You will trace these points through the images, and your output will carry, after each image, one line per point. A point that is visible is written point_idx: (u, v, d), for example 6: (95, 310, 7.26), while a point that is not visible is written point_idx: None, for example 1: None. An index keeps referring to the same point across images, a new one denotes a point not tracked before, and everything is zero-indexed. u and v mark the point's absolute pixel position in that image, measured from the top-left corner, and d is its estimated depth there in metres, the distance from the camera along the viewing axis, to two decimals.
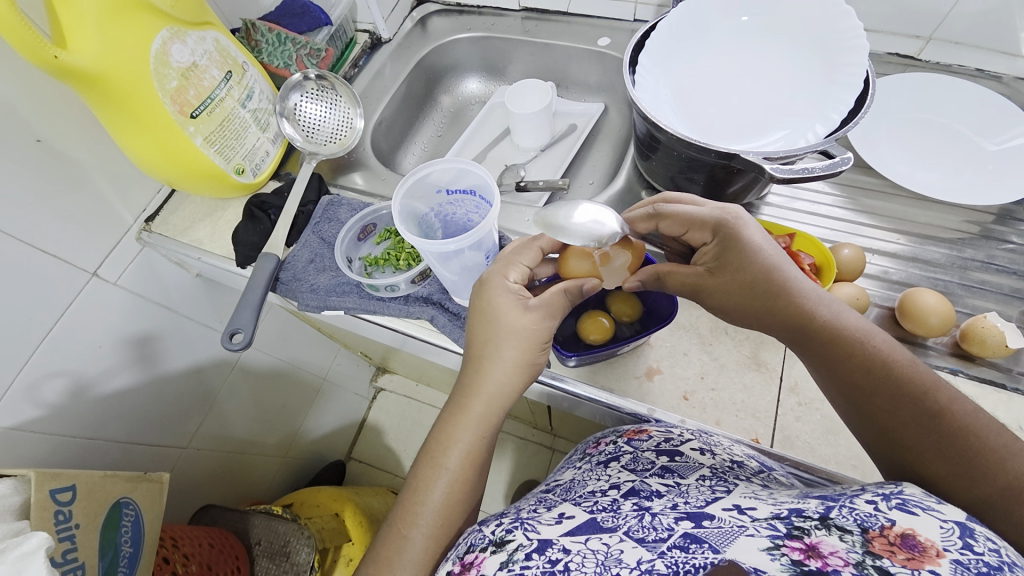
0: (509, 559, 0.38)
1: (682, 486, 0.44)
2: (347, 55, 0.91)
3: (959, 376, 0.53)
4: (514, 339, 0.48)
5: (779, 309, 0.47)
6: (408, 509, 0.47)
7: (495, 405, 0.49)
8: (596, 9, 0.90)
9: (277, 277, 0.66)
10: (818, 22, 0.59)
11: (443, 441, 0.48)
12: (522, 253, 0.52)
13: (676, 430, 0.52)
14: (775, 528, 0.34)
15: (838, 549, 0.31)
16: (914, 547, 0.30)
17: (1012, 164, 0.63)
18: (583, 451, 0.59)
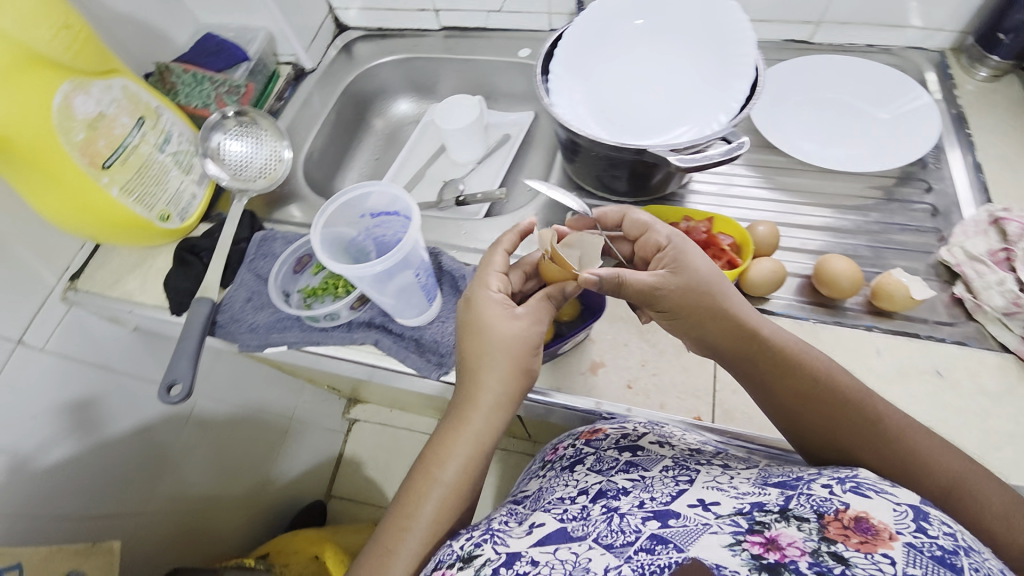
0: (476, 574, 0.38)
1: (647, 480, 0.46)
2: (271, 89, 0.90)
3: (874, 331, 0.57)
4: (508, 347, 0.50)
5: (716, 332, 0.49)
6: (399, 521, 0.47)
7: (495, 419, 0.50)
8: (513, 22, 0.93)
9: (214, 321, 0.64)
10: (707, 21, 0.63)
11: (440, 452, 0.49)
12: (491, 260, 0.54)
13: (630, 424, 0.53)
14: (737, 524, 0.36)
15: (796, 538, 0.32)
16: (868, 531, 0.31)
17: (901, 131, 0.68)
18: (544, 458, 0.60)
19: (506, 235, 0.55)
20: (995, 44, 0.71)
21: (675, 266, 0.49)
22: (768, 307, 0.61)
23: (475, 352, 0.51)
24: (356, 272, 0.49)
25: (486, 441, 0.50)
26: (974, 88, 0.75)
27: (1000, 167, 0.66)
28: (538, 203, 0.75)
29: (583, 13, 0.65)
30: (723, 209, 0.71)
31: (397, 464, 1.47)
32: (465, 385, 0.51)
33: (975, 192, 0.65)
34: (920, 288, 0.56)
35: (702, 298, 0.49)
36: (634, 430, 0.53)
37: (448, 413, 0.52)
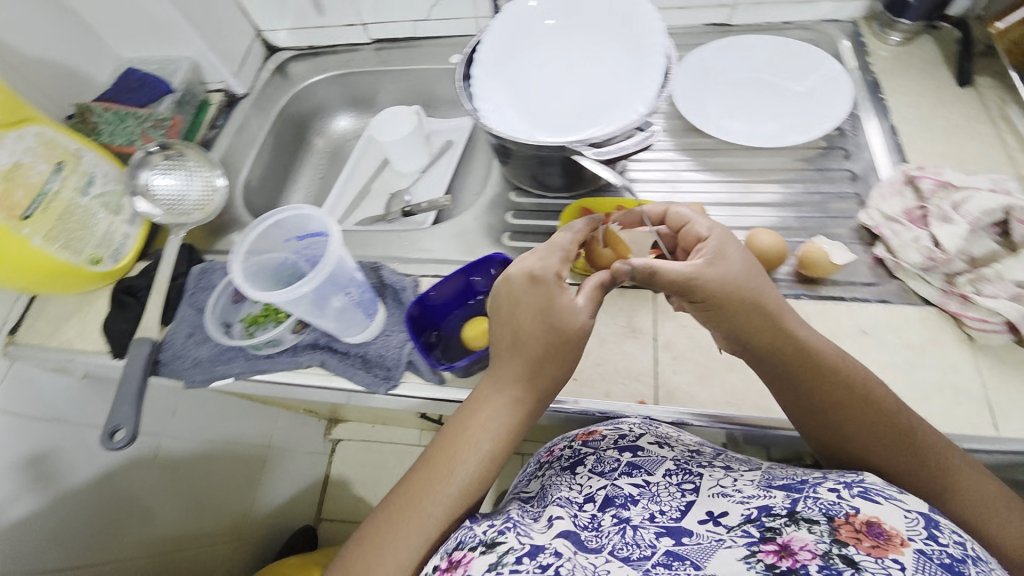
0: (498, 560, 0.39)
1: (652, 487, 0.48)
2: (202, 118, 0.88)
3: (802, 299, 0.59)
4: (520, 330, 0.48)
5: (750, 316, 0.48)
6: (406, 497, 0.46)
7: (506, 409, 0.48)
8: (441, 29, 0.93)
9: (157, 359, 0.64)
10: (615, 12, 0.64)
11: (454, 434, 0.48)
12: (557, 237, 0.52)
13: (626, 424, 0.54)
14: (750, 534, 0.40)
15: (807, 542, 0.37)
16: (880, 536, 0.36)
17: (818, 103, 0.71)
18: (538, 462, 0.59)
19: (577, 222, 0.53)
20: (902, 8, 0.72)
21: (715, 255, 0.49)
22: None
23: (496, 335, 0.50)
24: (280, 298, 0.49)
25: (504, 432, 0.48)
26: (887, 54, 0.76)
27: (915, 128, 0.68)
28: (477, 206, 0.76)
29: (495, 20, 0.66)
30: (676, 194, 0.72)
31: (384, 479, 1.46)
32: (511, 357, 0.49)
33: (892, 153, 0.67)
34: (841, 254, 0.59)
35: (738, 288, 0.48)
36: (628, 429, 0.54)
37: (490, 380, 0.49)
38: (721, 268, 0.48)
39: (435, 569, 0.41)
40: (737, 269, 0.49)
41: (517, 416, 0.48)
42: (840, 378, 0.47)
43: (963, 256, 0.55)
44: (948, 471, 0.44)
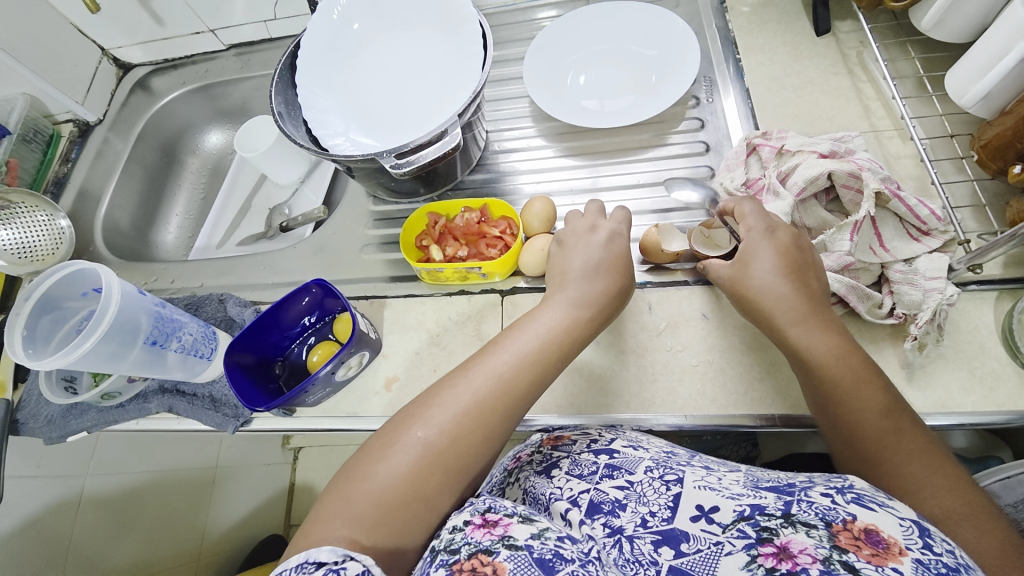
0: (539, 531, 0.34)
1: (637, 487, 0.40)
2: (53, 154, 0.84)
3: (646, 288, 0.59)
4: (606, 254, 0.51)
5: (789, 286, 0.46)
6: (446, 381, 0.43)
7: (563, 320, 0.47)
8: (298, 26, 0.88)
9: (15, 420, 0.62)
10: (424, 6, 0.62)
11: (512, 332, 0.47)
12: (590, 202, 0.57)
13: (593, 432, 0.49)
14: (746, 535, 0.34)
15: (807, 545, 0.32)
16: (879, 544, 0.31)
17: (668, 72, 0.68)
18: (505, 469, 0.51)
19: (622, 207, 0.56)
20: None
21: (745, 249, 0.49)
22: None
23: (558, 263, 0.52)
24: (57, 363, 0.46)
25: (563, 341, 0.46)
26: (748, 8, 0.72)
27: (767, 90, 0.66)
28: (334, 219, 0.73)
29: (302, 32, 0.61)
30: (543, 184, 0.69)
31: None
32: (585, 279, 0.49)
33: (744, 119, 0.65)
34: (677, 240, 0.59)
35: (795, 263, 0.47)
36: (602, 438, 0.48)
37: (559, 299, 0.49)
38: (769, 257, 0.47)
39: (466, 523, 0.36)
40: (795, 247, 0.48)
41: (568, 336, 0.46)
42: (842, 341, 0.44)
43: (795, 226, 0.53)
44: (936, 462, 0.38)
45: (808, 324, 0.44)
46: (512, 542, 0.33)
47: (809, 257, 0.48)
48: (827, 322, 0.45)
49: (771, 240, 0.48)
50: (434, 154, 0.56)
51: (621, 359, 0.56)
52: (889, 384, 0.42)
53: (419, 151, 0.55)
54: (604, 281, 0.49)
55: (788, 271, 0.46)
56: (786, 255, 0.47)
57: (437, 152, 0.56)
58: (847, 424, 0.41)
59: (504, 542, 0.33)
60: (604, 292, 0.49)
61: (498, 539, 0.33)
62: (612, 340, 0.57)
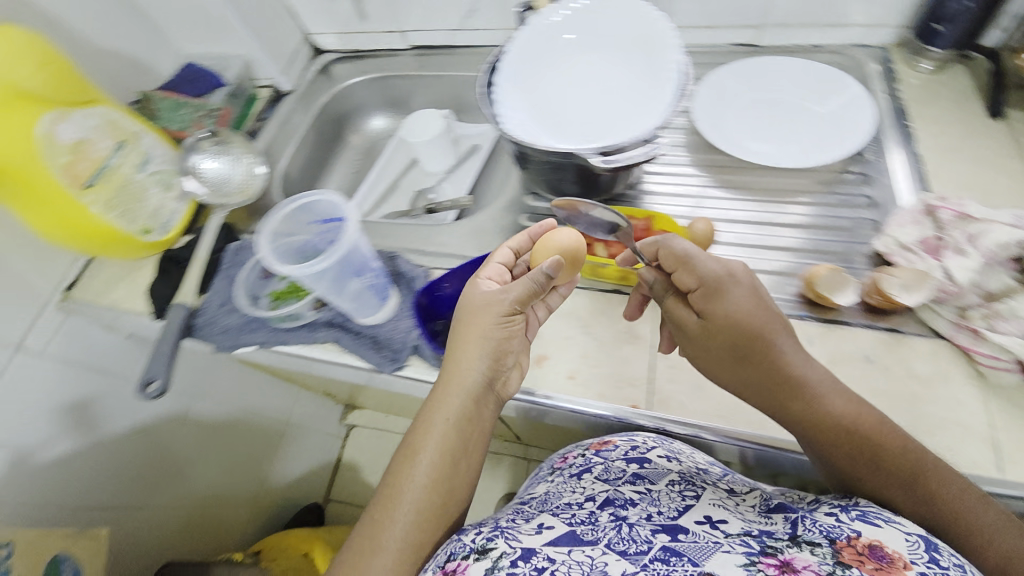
0: (494, 564, 0.44)
1: (654, 493, 0.54)
2: (250, 111, 0.96)
3: (805, 320, 0.59)
4: (489, 313, 0.55)
5: (724, 373, 0.52)
6: (389, 495, 0.52)
7: (468, 397, 0.54)
8: (476, 39, 0.97)
9: (191, 324, 0.69)
10: (634, 30, 0.67)
11: (423, 431, 0.53)
12: (495, 253, 0.62)
13: (639, 437, 0.62)
14: (748, 545, 0.44)
15: (811, 563, 0.40)
16: (882, 558, 0.39)
17: (841, 125, 0.71)
18: (552, 466, 0.67)
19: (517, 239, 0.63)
20: (932, 36, 0.73)
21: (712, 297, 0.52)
22: None
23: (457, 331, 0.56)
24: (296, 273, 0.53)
25: (454, 407, 0.53)
26: (917, 81, 0.76)
27: (939, 160, 0.68)
28: (493, 206, 0.79)
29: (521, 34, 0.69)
30: (700, 210, 0.72)
31: None
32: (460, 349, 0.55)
33: (914, 182, 0.67)
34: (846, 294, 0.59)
35: (733, 344, 0.51)
36: (641, 445, 0.61)
37: (445, 369, 0.55)
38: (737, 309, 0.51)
39: None
40: (748, 302, 0.51)
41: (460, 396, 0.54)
42: (814, 412, 0.49)
43: (977, 290, 0.55)
44: (921, 476, 0.45)
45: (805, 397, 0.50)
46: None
47: (740, 305, 0.51)
48: (794, 395, 0.50)
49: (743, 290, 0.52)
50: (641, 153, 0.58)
51: None
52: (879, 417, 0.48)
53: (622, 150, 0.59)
54: (502, 330, 0.55)
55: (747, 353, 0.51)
56: (731, 330, 0.51)
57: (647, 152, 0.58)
58: (838, 468, 0.49)
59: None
60: (510, 334, 0.55)
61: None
62: None
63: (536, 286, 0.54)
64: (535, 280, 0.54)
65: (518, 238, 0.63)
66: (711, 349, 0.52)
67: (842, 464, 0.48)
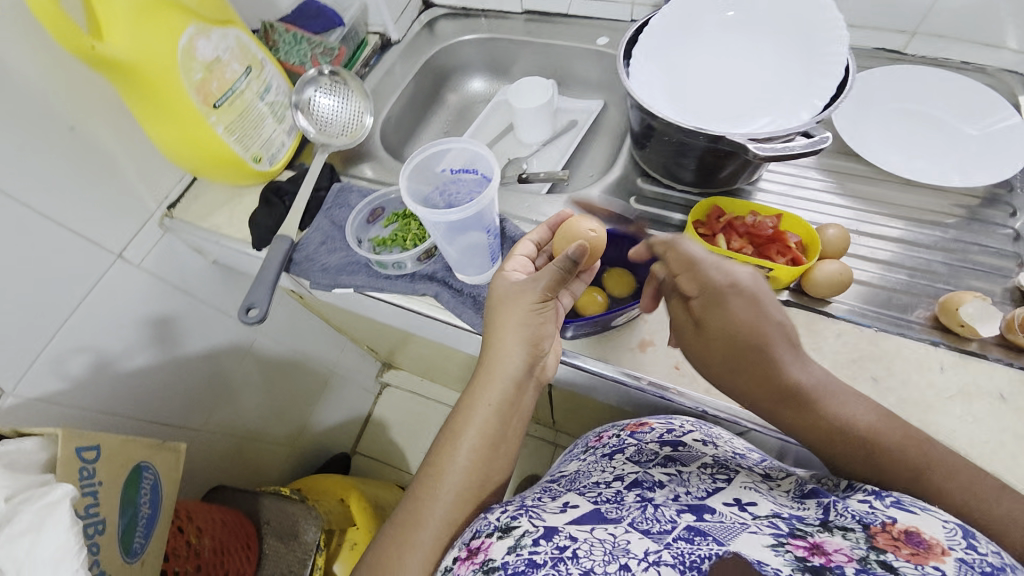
0: (516, 544, 0.42)
1: (684, 474, 0.53)
2: (358, 55, 0.95)
3: (939, 347, 0.56)
4: (528, 304, 0.54)
5: (715, 371, 0.53)
6: (428, 477, 0.52)
7: (512, 383, 0.53)
8: (595, 10, 0.94)
9: (290, 258, 0.70)
10: (798, 15, 0.64)
11: (465, 414, 0.53)
12: (519, 247, 0.61)
13: (676, 423, 0.61)
14: (776, 527, 0.42)
15: (842, 547, 0.38)
16: (920, 544, 0.37)
17: (993, 148, 0.67)
18: (585, 445, 0.67)
19: (536, 230, 0.63)
20: None
21: (713, 303, 0.52)
22: (828, 309, 0.60)
23: (497, 317, 0.56)
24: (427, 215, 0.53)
25: (495, 394, 0.53)
26: None
27: None
28: (599, 184, 0.77)
29: (672, 2, 0.67)
30: (788, 209, 0.70)
31: (422, 433, 1.45)
32: (497, 337, 0.55)
33: None
34: (989, 326, 0.55)
35: (729, 343, 0.51)
36: (677, 428, 0.60)
37: (484, 356, 0.55)
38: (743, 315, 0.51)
39: (455, 559, 0.45)
40: (743, 318, 0.51)
41: (501, 383, 0.53)
42: (811, 409, 0.49)
43: None
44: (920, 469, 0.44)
45: (790, 400, 0.50)
46: (491, 563, 0.42)
47: (745, 313, 0.51)
48: (789, 395, 0.50)
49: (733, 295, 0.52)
50: (805, 146, 0.53)
51: (902, 411, 0.53)
52: (867, 415, 0.48)
53: (774, 139, 0.56)
54: (543, 317, 0.55)
55: (736, 356, 0.51)
56: (724, 330, 0.51)
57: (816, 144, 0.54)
58: (832, 459, 0.49)
59: (487, 566, 0.42)
60: (546, 323, 0.55)
61: (480, 564, 0.42)
62: (893, 386, 0.55)
63: (564, 273, 0.52)
64: (561, 267, 0.52)
65: (539, 230, 0.64)
66: (707, 345, 0.52)
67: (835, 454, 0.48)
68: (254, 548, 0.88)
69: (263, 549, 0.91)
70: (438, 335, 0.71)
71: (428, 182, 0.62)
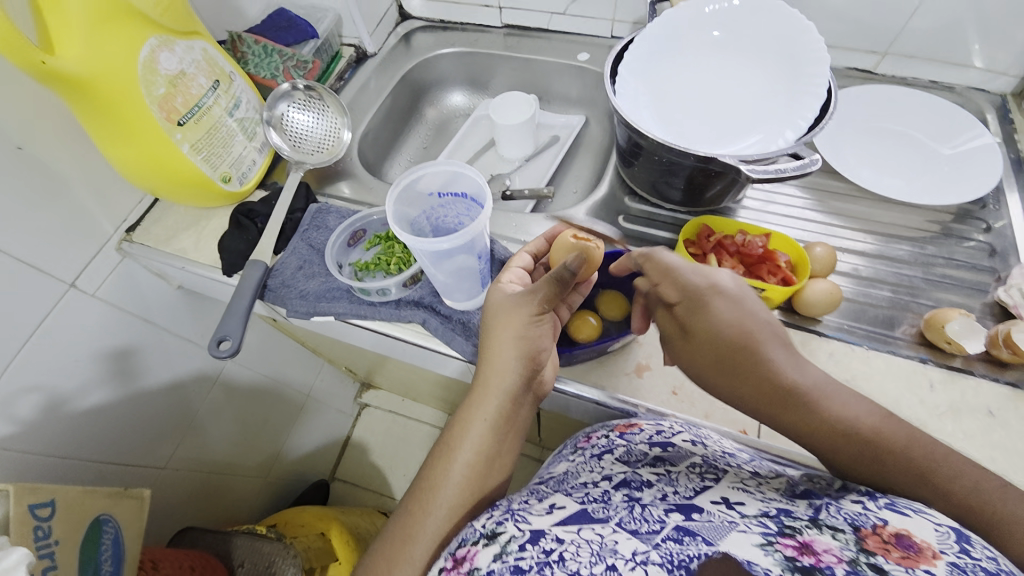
0: (503, 550, 0.37)
1: (672, 474, 0.46)
2: (333, 68, 0.92)
3: (928, 365, 0.57)
4: (524, 315, 0.50)
5: (710, 383, 0.50)
6: (420, 494, 0.47)
7: (510, 395, 0.49)
8: (575, 26, 0.93)
9: (265, 285, 0.65)
10: (782, 36, 0.64)
11: (460, 429, 0.49)
12: (515, 259, 0.59)
13: (666, 422, 0.54)
14: (766, 526, 0.36)
15: (832, 547, 0.32)
16: (911, 548, 0.32)
17: (965, 167, 0.69)
18: (574, 445, 0.59)
19: (534, 243, 0.61)
20: None
21: (693, 314, 0.50)
22: (819, 328, 0.61)
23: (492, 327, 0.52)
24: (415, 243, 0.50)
25: (493, 407, 0.48)
26: None
27: None
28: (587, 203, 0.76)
29: (656, 20, 0.67)
30: (763, 224, 0.70)
31: (404, 455, 1.40)
32: (491, 346, 0.51)
33: None
34: (975, 342, 0.56)
35: (724, 346, 0.49)
36: (667, 429, 0.53)
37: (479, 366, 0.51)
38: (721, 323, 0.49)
39: (440, 571, 0.39)
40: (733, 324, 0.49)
41: (499, 394, 0.49)
42: (813, 406, 0.45)
43: None
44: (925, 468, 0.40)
45: (792, 402, 0.46)
46: (477, 572, 0.36)
47: (728, 314, 0.49)
48: (787, 397, 0.46)
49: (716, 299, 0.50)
50: (794, 168, 0.53)
51: None
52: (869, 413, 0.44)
53: (759, 161, 0.56)
54: (540, 329, 0.51)
55: (724, 370, 0.48)
56: (711, 336, 0.49)
57: (806, 166, 0.54)
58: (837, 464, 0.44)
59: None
60: (541, 335, 0.51)
61: (465, 574, 0.37)
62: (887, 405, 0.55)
63: (560, 288, 0.49)
64: (558, 278, 0.48)
65: (536, 241, 0.62)
66: (698, 354, 0.50)
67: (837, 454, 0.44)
68: None
69: None
70: (425, 362, 0.68)
71: (415, 205, 0.60)
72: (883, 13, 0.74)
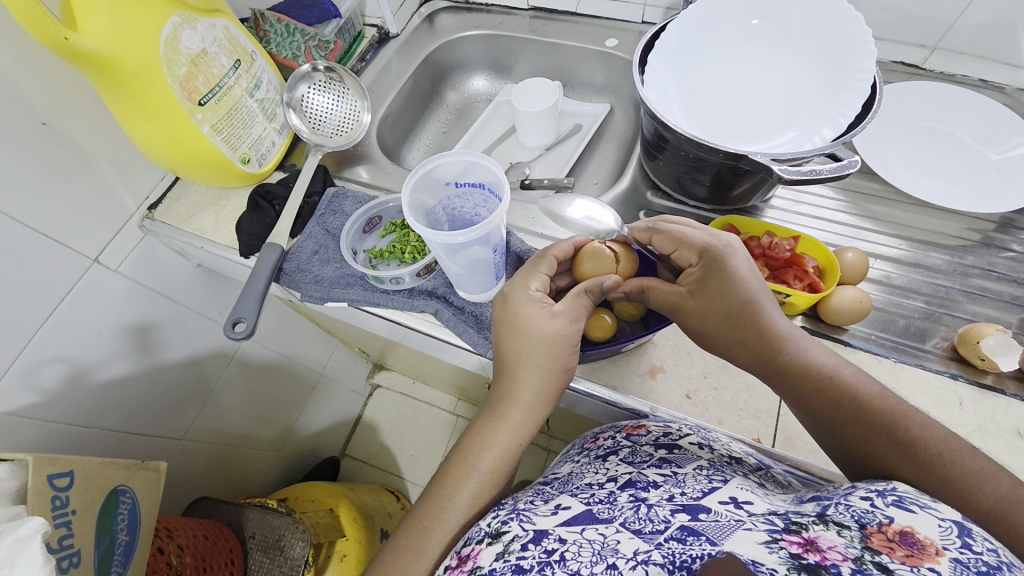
0: (505, 549, 0.37)
1: (679, 476, 0.44)
2: (355, 49, 0.90)
3: (959, 381, 0.54)
4: (564, 346, 0.49)
5: (714, 332, 0.48)
6: (433, 503, 0.46)
7: (533, 417, 0.49)
8: (604, 10, 0.90)
9: (280, 268, 0.65)
10: (827, 26, 0.60)
11: (483, 435, 0.48)
12: (541, 262, 0.54)
13: (675, 424, 0.53)
14: (773, 523, 0.35)
15: (837, 543, 0.31)
16: (914, 545, 0.30)
17: (1014, 173, 0.65)
18: (582, 445, 0.58)
19: (561, 245, 0.56)
20: None
21: (699, 285, 0.48)
22: (845, 337, 0.58)
23: (514, 348, 0.49)
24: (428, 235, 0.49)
25: (518, 422, 0.48)
26: None
27: None
28: (608, 196, 0.74)
29: (691, 6, 0.64)
30: (789, 225, 0.68)
31: (412, 437, 1.42)
32: (512, 362, 0.49)
33: None
34: (1010, 359, 0.53)
35: (728, 313, 0.47)
36: (675, 431, 0.52)
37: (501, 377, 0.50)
38: (725, 293, 0.47)
39: (445, 568, 0.40)
40: (734, 296, 0.47)
41: (525, 408, 0.48)
42: (810, 372, 0.45)
43: None
44: (899, 427, 0.41)
45: (789, 371, 0.46)
46: (478, 571, 0.36)
47: (744, 269, 0.48)
48: (787, 364, 0.46)
49: (721, 266, 0.48)
50: (829, 171, 0.51)
51: None
52: (864, 378, 0.45)
53: (791, 162, 0.53)
54: (575, 358, 0.50)
55: (733, 336, 0.47)
56: (724, 286, 0.47)
57: (843, 168, 0.51)
58: (829, 425, 0.44)
59: (474, 574, 0.37)
60: (571, 366, 0.50)
61: (467, 573, 0.37)
62: None
63: (592, 299, 0.51)
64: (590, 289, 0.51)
65: (562, 245, 0.56)
66: (709, 302, 0.48)
67: (825, 416, 0.44)
68: (238, 564, 0.85)
69: (248, 564, 0.87)
70: (436, 352, 0.68)
71: (429, 193, 0.59)
72: (936, 3, 0.69)
